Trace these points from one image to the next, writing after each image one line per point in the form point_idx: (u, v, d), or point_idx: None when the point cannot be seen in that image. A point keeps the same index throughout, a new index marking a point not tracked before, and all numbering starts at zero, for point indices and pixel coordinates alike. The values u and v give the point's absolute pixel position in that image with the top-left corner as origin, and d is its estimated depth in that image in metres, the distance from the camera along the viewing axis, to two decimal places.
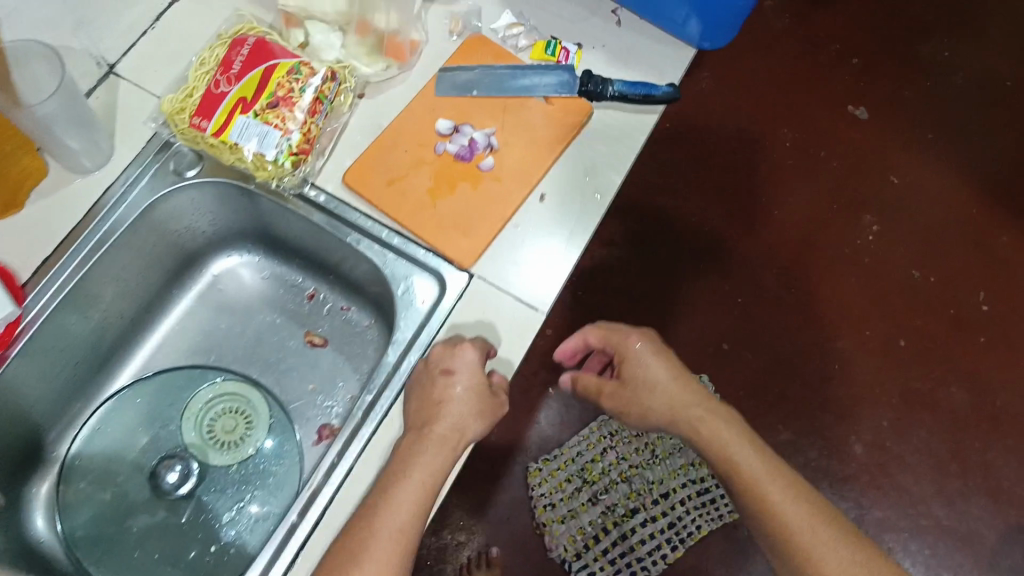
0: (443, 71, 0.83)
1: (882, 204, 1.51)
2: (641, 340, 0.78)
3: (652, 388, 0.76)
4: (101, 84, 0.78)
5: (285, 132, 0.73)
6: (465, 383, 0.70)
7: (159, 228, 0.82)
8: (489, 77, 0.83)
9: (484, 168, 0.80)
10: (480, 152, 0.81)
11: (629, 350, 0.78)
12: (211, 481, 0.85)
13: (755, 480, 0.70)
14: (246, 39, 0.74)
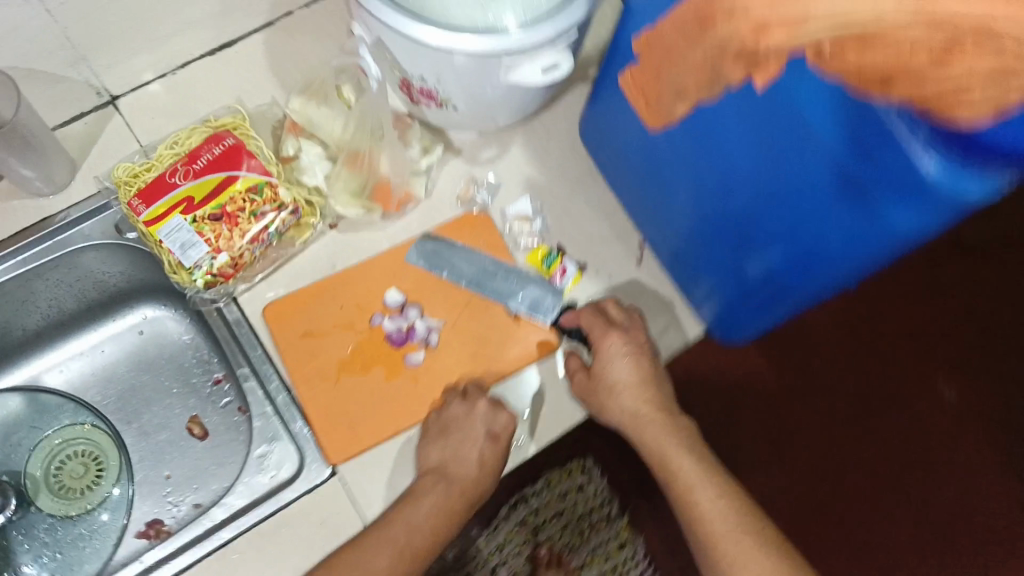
0: (426, 237, 0.75)
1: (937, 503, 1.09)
2: (621, 340, 0.70)
3: (613, 392, 0.69)
4: (95, 111, 0.74)
5: (214, 249, 0.66)
6: (495, 460, 0.68)
7: (85, 269, 0.76)
8: (470, 264, 0.75)
9: (412, 361, 0.73)
10: (415, 342, 0.73)
11: (604, 350, 0.69)
12: (31, 519, 0.81)
13: (718, 538, 0.63)
14: (226, 138, 0.68)
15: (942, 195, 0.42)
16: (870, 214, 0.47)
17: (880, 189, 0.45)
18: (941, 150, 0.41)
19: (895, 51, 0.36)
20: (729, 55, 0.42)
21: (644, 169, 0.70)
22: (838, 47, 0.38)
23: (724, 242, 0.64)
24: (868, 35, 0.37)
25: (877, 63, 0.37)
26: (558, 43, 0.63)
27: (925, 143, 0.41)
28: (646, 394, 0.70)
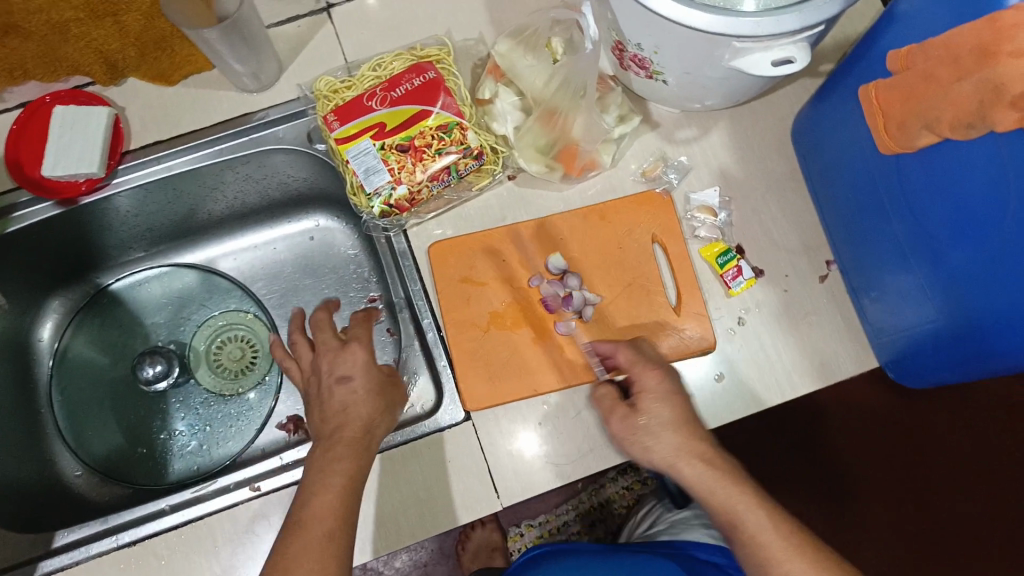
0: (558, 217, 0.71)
1: None
2: (664, 379, 0.63)
3: (660, 434, 0.61)
4: (310, 15, 0.76)
5: (395, 179, 0.67)
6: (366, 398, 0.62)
7: (272, 170, 0.80)
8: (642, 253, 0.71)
9: (560, 329, 0.70)
10: (566, 311, 0.70)
11: (649, 385, 0.63)
12: (190, 387, 0.89)
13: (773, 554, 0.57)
14: (428, 70, 0.68)
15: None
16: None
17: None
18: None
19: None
20: (1012, 100, 0.42)
21: (846, 187, 0.66)
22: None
23: (928, 275, 0.58)
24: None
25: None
26: (800, 38, 0.58)
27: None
28: (696, 439, 0.61)
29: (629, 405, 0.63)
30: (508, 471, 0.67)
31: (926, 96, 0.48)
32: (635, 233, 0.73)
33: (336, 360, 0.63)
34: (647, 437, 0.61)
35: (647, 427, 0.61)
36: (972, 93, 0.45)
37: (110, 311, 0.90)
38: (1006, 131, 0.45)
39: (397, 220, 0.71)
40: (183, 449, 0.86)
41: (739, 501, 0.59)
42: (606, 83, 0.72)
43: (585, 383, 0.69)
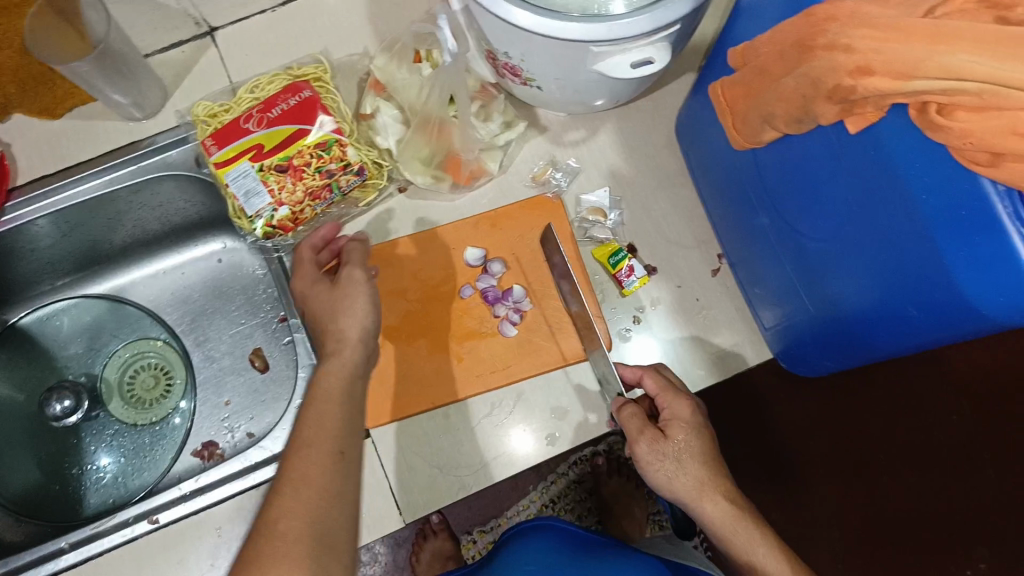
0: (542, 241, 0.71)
1: None
2: (695, 412, 0.60)
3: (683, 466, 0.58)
4: (192, 40, 0.75)
5: (276, 201, 0.67)
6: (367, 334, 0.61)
7: (167, 198, 0.80)
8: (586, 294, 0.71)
9: (503, 330, 0.71)
10: (504, 308, 0.72)
11: (681, 415, 0.60)
12: (103, 418, 0.88)
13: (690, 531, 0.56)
14: (303, 89, 0.67)
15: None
16: (955, 296, 0.42)
17: (968, 271, 0.40)
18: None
19: (1009, 118, 0.36)
20: (826, 93, 0.42)
21: (719, 183, 0.66)
22: (949, 106, 0.38)
23: (796, 268, 0.57)
24: (987, 100, 0.36)
25: (990, 130, 0.36)
26: (656, 39, 0.58)
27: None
28: (720, 475, 0.59)
29: (657, 430, 0.59)
30: (410, 485, 0.67)
31: (761, 91, 0.48)
32: (526, 240, 0.74)
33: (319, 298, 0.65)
34: (670, 467, 0.58)
35: (670, 456, 0.58)
36: (796, 87, 0.44)
37: (20, 346, 0.87)
38: (830, 123, 0.45)
39: (285, 240, 0.71)
40: (99, 482, 0.85)
41: (759, 543, 0.57)
42: (489, 91, 0.72)
43: (453, 402, 0.69)
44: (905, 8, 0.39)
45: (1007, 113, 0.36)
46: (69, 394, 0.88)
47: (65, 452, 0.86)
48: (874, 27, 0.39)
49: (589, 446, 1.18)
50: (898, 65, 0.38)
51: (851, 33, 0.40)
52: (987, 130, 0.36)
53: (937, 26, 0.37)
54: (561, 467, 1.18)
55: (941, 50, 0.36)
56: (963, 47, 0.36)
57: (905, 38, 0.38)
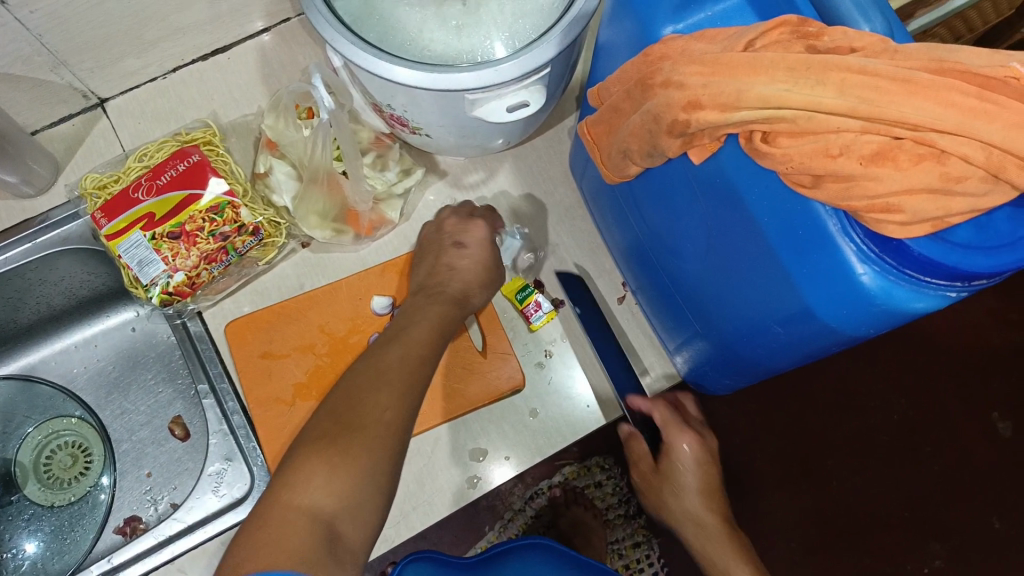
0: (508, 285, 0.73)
1: (958, 548, 1.07)
2: (693, 446, 0.79)
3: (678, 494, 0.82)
4: (82, 113, 0.75)
5: (170, 268, 0.66)
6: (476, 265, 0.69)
7: (69, 272, 0.79)
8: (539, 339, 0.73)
9: None
10: None
11: (679, 450, 0.78)
12: (19, 502, 0.86)
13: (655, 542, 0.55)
14: (191, 154, 0.67)
15: (878, 304, 0.40)
16: (806, 311, 0.44)
17: (814, 287, 0.42)
18: (874, 260, 0.39)
19: (821, 141, 0.38)
20: (667, 128, 0.43)
21: (608, 213, 0.68)
22: (772, 133, 0.40)
23: (683, 294, 0.59)
24: (802, 126, 0.38)
25: (804, 153, 0.38)
26: (528, 83, 0.60)
27: (857, 251, 0.39)
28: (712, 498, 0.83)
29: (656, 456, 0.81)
30: None
31: (619, 127, 0.50)
32: None
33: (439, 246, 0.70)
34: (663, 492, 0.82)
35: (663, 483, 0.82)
36: (642, 123, 0.45)
37: None
38: (677, 155, 0.46)
39: (185, 306, 0.71)
40: (18, 567, 0.83)
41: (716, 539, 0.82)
42: (383, 141, 0.73)
43: None
44: (730, 41, 0.42)
45: (821, 136, 0.38)
46: None
47: None
48: (702, 63, 0.41)
49: (544, 478, 1.12)
50: (722, 97, 0.39)
51: (678, 71, 0.41)
52: (802, 153, 0.38)
53: (754, 57, 0.39)
54: (516, 502, 1.11)
55: (760, 80, 0.38)
56: (775, 77, 0.38)
57: (728, 72, 0.39)
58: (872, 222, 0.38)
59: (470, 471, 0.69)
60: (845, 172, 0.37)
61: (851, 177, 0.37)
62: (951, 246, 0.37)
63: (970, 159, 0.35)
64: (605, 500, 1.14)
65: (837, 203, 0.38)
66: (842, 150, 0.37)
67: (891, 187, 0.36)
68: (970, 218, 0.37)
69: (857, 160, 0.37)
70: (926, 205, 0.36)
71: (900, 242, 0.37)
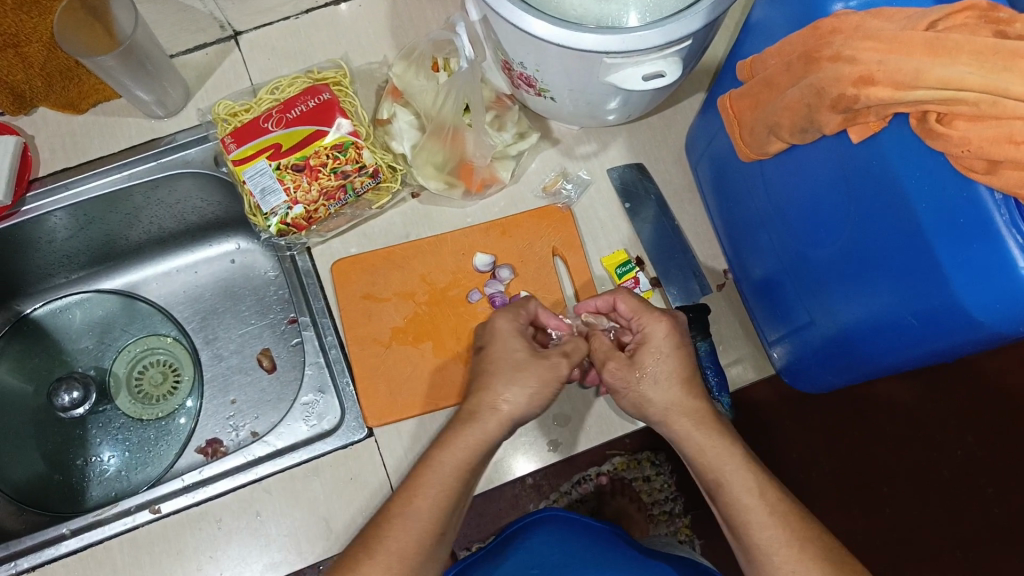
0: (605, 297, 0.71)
1: None
2: (669, 333, 0.61)
3: (658, 383, 0.60)
4: (216, 43, 0.77)
5: (291, 200, 0.68)
6: (529, 357, 0.60)
7: (184, 196, 0.81)
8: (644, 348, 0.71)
9: None
10: None
11: (654, 338, 0.61)
12: (109, 412, 0.89)
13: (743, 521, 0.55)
14: (322, 92, 0.69)
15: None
16: (952, 304, 0.43)
17: (966, 278, 0.42)
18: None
19: (1005, 127, 0.37)
20: (830, 102, 0.44)
21: (726, 198, 0.67)
22: (947, 115, 0.40)
23: (802, 281, 0.58)
24: (983, 110, 0.38)
25: (984, 138, 0.38)
26: (668, 53, 0.60)
27: (1023, 245, 0.39)
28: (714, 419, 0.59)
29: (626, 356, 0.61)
30: None
31: (768, 102, 0.50)
32: (535, 248, 0.74)
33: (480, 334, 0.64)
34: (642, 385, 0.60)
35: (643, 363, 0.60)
36: (801, 97, 0.46)
37: (31, 338, 0.89)
38: (834, 132, 0.47)
39: (297, 239, 0.73)
40: (102, 474, 0.86)
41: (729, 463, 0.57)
42: (504, 102, 0.74)
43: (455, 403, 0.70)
44: (909, 22, 0.41)
45: (1004, 122, 0.38)
46: (79, 384, 0.88)
47: (71, 443, 0.87)
48: (879, 39, 0.41)
49: (594, 466, 1.16)
50: (899, 74, 0.40)
51: (851, 45, 0.42)
52: (982, 137, 0.38)
53: (936, 38, 0.39)
54: (563, 485, 1.15)
55: (939, 62, 0.38)
56: (957, 59, 0.38)
57: (904, 50, 0.40)
58: None
59: (552, 436, 0.70)
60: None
61: None
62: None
63: None
64: (653, 494, 1.19)
65: (1010, 190, 0.38)
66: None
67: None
68: None
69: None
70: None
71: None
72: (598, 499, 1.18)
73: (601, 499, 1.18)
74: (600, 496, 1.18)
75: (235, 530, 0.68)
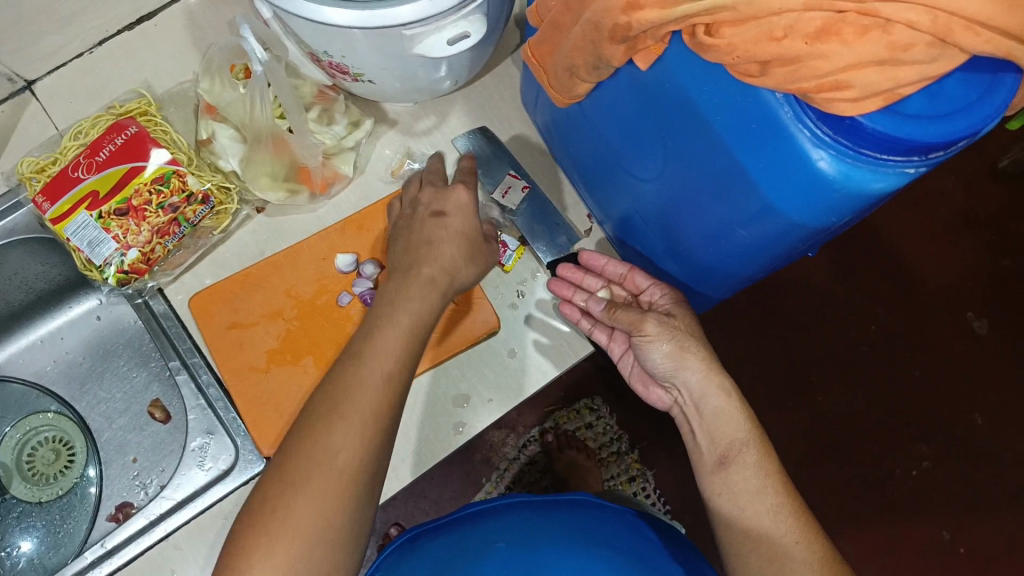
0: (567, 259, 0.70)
1: (937, 445, 1.17)
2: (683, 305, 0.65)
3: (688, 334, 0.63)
4: (10, 99, 0.71)
5: (123, 246, 0.64)
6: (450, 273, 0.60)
7: (22, 265, 0.76)
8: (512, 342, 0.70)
9: None
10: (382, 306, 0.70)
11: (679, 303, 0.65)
12: (6, 503, 0.85)
13: None
14: (128, 126, 0.65)
15: (836, 190, 0.39)
16: (770, 209, 0.43)
17: (773, 182, 0.41)
18: (829, 144, 0.38)
19: (765, 25, 0.36)
20: (609, 35, 0.42)
21: (566, 148, 0.67)
22: (714, 25, 0.38)
23: (648, 212, 0.57)
24: (743, 12, 0.36)
25: (748, 41, 0.37)
26: (466, 12, 0.57)
27: (812, 137, 0.38)
28: None
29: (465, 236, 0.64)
30: None
31: (562, 43, 0.48)
32: None
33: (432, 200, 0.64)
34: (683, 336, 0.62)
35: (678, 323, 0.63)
36: (584, 35, 0.44)
37: None
38: (623, 63, 0.45)
39: (144, 284, 0.69)
40: (15, 567, 0.82)
41: None
42: (327, 94, 0.71)
43: None
44: None
45: (763, 21, 0.36)
46: None
47: None
48: None
49: (535, 426, 1.21)
50: None
51: None
52: (746, 40, 0.37)
53: None
54: (509, 452, 1.19)
55: None
56: None
57: None
58: (822, 102, 0.36)
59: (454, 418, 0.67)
60: (793, 53, 0.36)
61: (798, 59, 0.36)
62: (902, 118, 0.36)
63: (914, 24, 0.33)
64: (599, 440, 1.20)
65: (785, 88, 0.37)
66: (787, 32, 0.36)
67: (839, 63, 0.35)
68: (923, 87, 0.36)
69: (802, 40, 0.35)
70: (875, 77, 0.35)
71: (852, 119, 0.36)
72: (542, 457, 1.19)
73: (546, 456, 1.18)
74: (544, 453, 1.19)
75: None
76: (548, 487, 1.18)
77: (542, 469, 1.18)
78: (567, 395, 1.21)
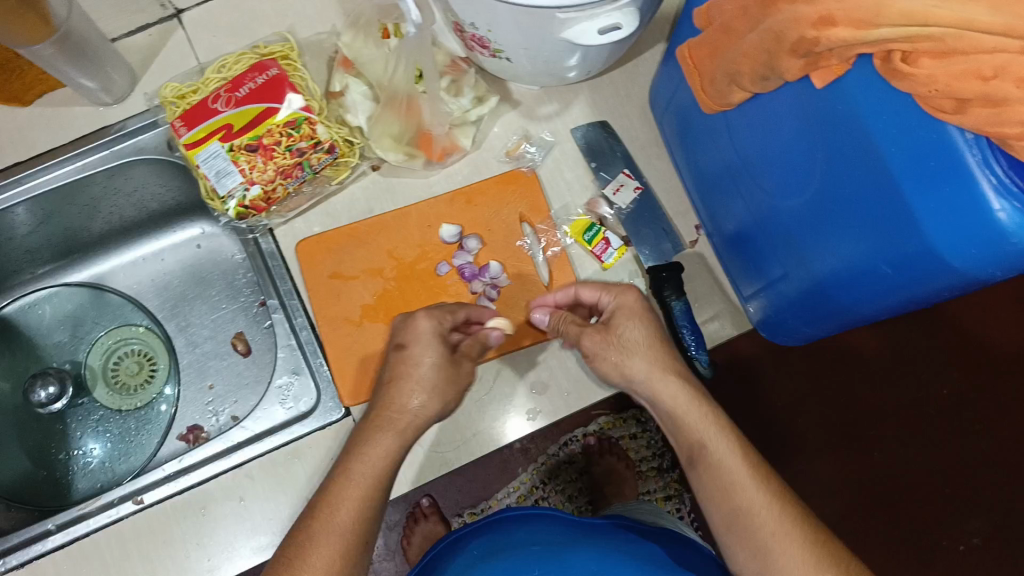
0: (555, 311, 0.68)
1: None
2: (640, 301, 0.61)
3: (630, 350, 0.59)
4: (159, 24, 0.74)
5: (248, 181, 0.67)
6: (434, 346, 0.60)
7: (141, 184, 0.80)
8: None
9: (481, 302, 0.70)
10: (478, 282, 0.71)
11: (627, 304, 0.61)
12: (88, 404, 0.89)
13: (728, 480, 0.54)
14: (270, 67, 0.67)
15: (1011, 244, 0.37)
16: (926, 249, 0.41)
17: (939, 222, 0.39)
18: (1015, 195, 0.36)
19: (972, 62, 0.35)
20: (791, 47, 0.41)
21: (692, 154, 0.66)
22: (913, 53, 0.37)
23: (776, 231, 0.56)
24: (950, 45, 0.35)
25: (951, 75, 0.35)
26: (623, 4, 0.57)
27: (997, 184, 0.36)
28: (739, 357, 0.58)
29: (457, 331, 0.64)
30: None
31: (726, 49, 0.47)
32: (502, 214, 0.73)
33: (399, 329, 0.63)
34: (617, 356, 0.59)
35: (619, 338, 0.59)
36: (760, 43, 0.43)
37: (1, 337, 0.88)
38: (795, 78, 0.44)
39: (259, 221, 0.71)
40: (86, 467, 0.85)
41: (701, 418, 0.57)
42: (459, 66, 0.71)
43: None
44: None
45: (972, 58, 0.35)
46: (55, 379, 0.88)
47: (52, 438, 0.87)
48: None
49: (580, 427, 1.19)
50: (860, 13, 0.37)
51: None
52: (950, 74, 0.35)
53: None
54: (551, 447, 1.18)
55: None
56: None
57: None
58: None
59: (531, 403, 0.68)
60: (1001, 95, 0.34)
61: (1005, 102, 0.34)
62: None
63: None
64: (642, 451, 1.21)
65: (982, 129, 0.35)
66: (997, 72, 0.35)
67: None
68: None
69: (1013, 83, 0.34)
70: None
71: None
72: (583, 459, 1.19)
73: (589, 459, 1.18)
74: (588, 454, 1.19)
75: (219, 515, 0.67)
76: (586, 488, 1.18)
77: (582, 471, 1.18)
78: (620, 401, 1.21)
